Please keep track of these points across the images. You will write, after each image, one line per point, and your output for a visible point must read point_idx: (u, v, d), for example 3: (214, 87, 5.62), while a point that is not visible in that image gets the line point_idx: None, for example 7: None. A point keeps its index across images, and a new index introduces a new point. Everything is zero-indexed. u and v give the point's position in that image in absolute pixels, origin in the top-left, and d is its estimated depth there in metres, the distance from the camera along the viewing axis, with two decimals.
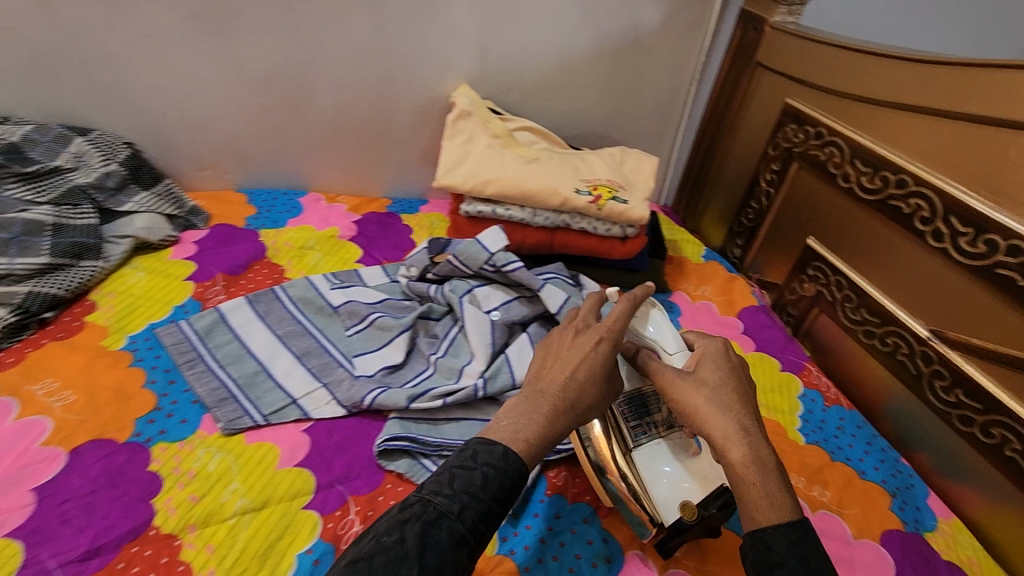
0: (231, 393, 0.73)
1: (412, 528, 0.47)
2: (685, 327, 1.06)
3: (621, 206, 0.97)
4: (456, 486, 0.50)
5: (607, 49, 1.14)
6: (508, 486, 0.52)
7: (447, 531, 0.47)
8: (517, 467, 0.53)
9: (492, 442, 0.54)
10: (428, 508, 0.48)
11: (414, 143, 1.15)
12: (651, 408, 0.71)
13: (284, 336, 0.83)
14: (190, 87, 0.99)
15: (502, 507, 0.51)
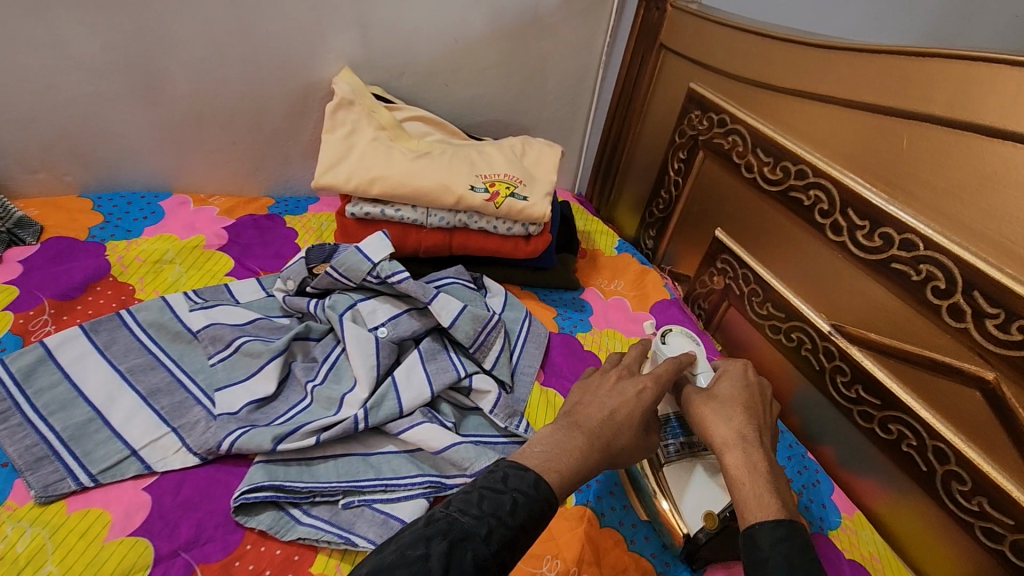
0: (52, 450, 0.62)
1: (438, 545, 0.44)
2: (598, 327, 1.00)
3: (521, 203, 0.90)
4: (484, 508, 0.47)
5: (504, 29, 1.06)
6: (537, 517, 0.49)
7: (472, 555, 0.44)
8: (547, 497, 0.51)
9: (524, 466, 0.53)
10: (453, 528, 0.45)
11: (296, 135, 1.03)
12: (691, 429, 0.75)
13: (128, 372, 0.71)
14: (3, 74, 0.83)
15: (527, 539, 0.48)
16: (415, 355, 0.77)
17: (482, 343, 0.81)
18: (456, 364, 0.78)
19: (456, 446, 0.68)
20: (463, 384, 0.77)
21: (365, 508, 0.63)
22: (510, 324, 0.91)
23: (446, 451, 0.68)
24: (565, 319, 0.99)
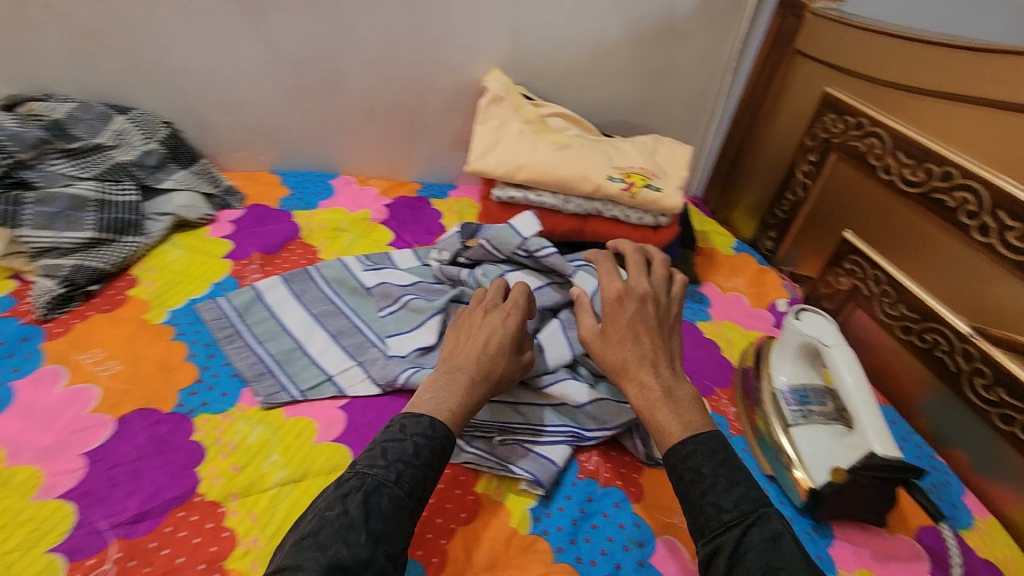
0: (269, 368, 0.75)
1: (356, 499, 0.52)
2: (716, 318, 1.05)
3: (654, 194, 0.97)
4: (390, 457, 0.57)
5: (641, 33, 1.12)
6: (438, 450, 0.59)
7: (388, 496, 0.54)
8: (443, 434, 0.60)
9: (418, 413, 0.62)
10: (367, 480, 0.54)
11: (445, 128, 1.15)
12: (818, 401, 0.82)
13: (319, 315, 0.83)
14: (224, 67, 0.99)
15: (434, 471, 0.59)
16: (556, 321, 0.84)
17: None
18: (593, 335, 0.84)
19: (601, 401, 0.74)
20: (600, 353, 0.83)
21: (515, 446, 0.72)
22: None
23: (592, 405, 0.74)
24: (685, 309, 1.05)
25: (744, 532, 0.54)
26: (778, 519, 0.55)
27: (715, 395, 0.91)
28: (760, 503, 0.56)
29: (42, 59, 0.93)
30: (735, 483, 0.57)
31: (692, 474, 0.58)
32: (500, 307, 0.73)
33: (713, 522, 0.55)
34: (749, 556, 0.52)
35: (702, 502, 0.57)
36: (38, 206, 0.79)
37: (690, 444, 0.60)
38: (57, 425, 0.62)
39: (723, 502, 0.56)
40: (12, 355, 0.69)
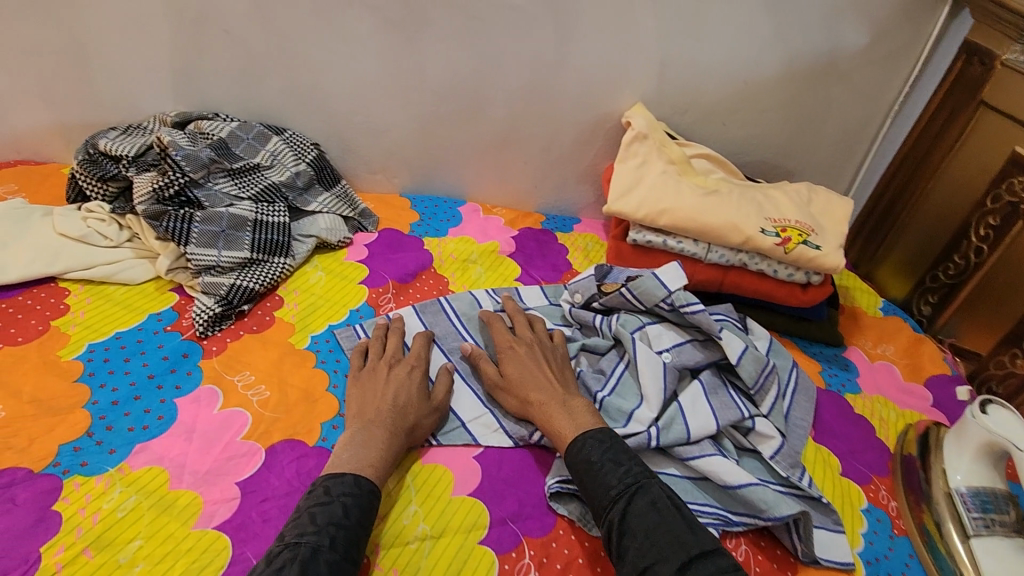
0: None
1: (292, 571, 0.50)
2: (866, 391, 0.94)
3: (813, 252, 0.89)
4: (320, 521, 0.54)
5: (799, 71, 1.03)
6: (367, 508, 0.58)
7: (327, 562, 0.51)
8: (369, 490, 0.59)
9: (340, 472, 0.60)
10: (301, 547, 0.52)
11: (577, 161, 1.11)
12: (999, 507, 0.73)
13: (449, 352, 0.81)
14: (372, 92, 1.00)
15: (367, 530, 0.56)
16: (697, 385, 0.79)
17: (764, 384, 0.80)
18: (739, 404, 0.78)
19: (753, 486, 0.68)
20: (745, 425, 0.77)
21: None
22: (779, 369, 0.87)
23: (742, 489, 0.69)
24: (831, 376, 0.94)
25: (628, 503, 0.59)
26: (659, 486, 0.60)
27: (873, 484, 0.79)
28: (642, 477, 0.61)
29: (212, 80, 0.98)
30: (621, 463, 0.62)
31: (584, 464, 0.63)
32: (404, 362, 0.74)
33: (603, 498, 0.60)
34: (633, 520, 0.57)
35: (593, 483, 0.61)
36: (204, 225, 0.83)
37: (579, 440, 0.65)
38: (214, 450, 0.63)
39: (611, 479, 0.61)
40: (173, 371, 0.71)
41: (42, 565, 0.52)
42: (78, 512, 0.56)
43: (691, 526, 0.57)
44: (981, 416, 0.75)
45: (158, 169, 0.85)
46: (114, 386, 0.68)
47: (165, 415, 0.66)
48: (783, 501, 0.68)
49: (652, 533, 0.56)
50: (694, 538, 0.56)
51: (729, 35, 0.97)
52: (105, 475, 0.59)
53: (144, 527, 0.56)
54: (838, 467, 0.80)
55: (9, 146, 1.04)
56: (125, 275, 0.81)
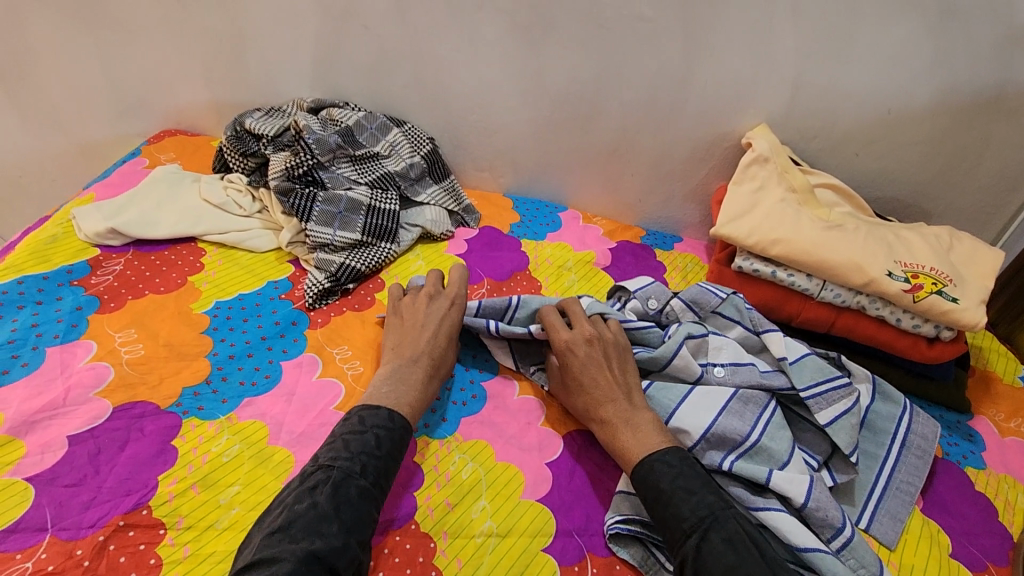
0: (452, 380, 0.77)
1: (323, 492, 0.54)
2: (991, 467, 0.83)
3: (948, 304, 0.80)
4: (354, 448, 0.58)
5: (954, 105, 0.92)
6: (399, 439, 0.61)
7: (356, 488, 0.55)
8: (402, 425, 0.62)
9: (377, 405, 0.63)
10: (334, 471, 0.56)
11: (686, 178, 1.07)
12: None
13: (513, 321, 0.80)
14: (490, 92, 1.03)
15: (396, 462, 0.60)
16: (725, 394, 0.75)
17: (824, 394, 0.75)
18: (751, 422, 0.73)
19: (821, 553, 0.62)
20: (755, 448, 0.71)
21: None
22: (885, 424, 0.78)
23: (809, 554, 0.63)
24: (950, 445, 0.84)
25: (703, 537, 0.56)
26: (733, 520, 0.57)
27: (989, 572, 0.70)
28: (715, 508, 0.58)
29: (349, 71, 1.05)
30: (693, 492, 0.60)
31: (653, 491, 0.61)
32: (443, 295, 0.78)
33: (677, 530, 0.57)
34: (707, 558, 0.55)
35: (665, 514, 0.59)
36: (325, 205, 0.89)
37: (647, 464, 0.63)
38: (309, 415, 0.68)
39: (683, 510, 0.58)
40: (282, 336, 0.77)
41: (157, 493, 0.58)
42: (191, 450, 0.62)
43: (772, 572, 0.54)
44: None
45: (291, 150, 0.93)
46: (232, 342, 0.75)
47: (271, 374, 0.72)
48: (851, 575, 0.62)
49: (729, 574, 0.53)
50: None
51: (877, 59, 0.90)
52: (216, 421, 0.65)
53: (243, 475, 0.61)
54: (948, 548, 0.71)
55: (171, 117, 1.17)
56: (252, 243, 0.89)
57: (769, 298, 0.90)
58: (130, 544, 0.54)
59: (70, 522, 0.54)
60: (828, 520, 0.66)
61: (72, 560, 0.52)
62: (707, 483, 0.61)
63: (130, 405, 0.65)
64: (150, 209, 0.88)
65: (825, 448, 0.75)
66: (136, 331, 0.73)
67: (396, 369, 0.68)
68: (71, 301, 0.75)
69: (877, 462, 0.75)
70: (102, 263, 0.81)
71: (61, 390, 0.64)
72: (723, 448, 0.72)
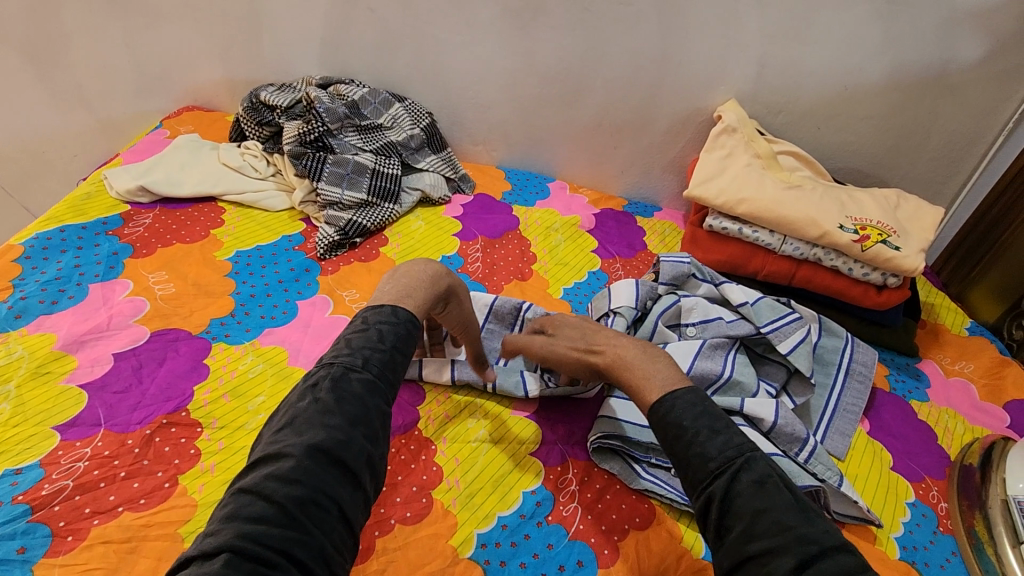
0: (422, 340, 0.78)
1: (325, 386, 0.53)
2: (934, 402, 0.92)
3: (892, 252, 0.90)
4: (356, 344, 0.57)
5: (905, 81, 1.02)
6: (404, 334, 0.60)
7: (358, 380, 0.54)
8: (406, 320, 0.61)
9: (380, 305, 0.63)
10: (335, 366, 0.55)
11: (665, 151, 1.17)
12: None
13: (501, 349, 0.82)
14: (485, 71, 1.12)
15: (403, 355, 0.59)
16: (696, 342, 0.81)
17: (781, 328, 0.83)
18: (723, 362, 0.80)
19: (779, 457, 0.71)
20: (729, 383, 0.78)
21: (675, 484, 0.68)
22: (830, 353, 0.88)
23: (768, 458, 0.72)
24: (897, 382, 0.94)
25: (733, 478, 0.50)
26: (766, 461, 0.51)
27: (924, 482, 0.79)
28: (746, 448, 0.52)
29: (355, 52, 1.14)
30: (718, 432, 0.53)
31: (675, 429, 0.54)
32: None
33: (701, 471, 0.52)
34: (736, 499, 0.49)
35: (687, 454, 0.53)
36: (333, 167, 0.99)
37: (668, 402, 0.56)
38: (324, 343, 0.77)
39: (709, 450, 0.52)
40: (297, 280, 0.86)
41: (194, 399, 0.66)
42: (221, 367, 0.71)
43: (806, 517, 0.48)
44: None
45: (303, 120, 1.02)
46: (252, 284, 0.83)
47: (288, 311, 0.80)
48: (806, 473, 0.72)
49: (760, 518, 0.47)
50: (812, 529, 0.47)
51: (834, 39, 0.99)
52: (242, 345, 0.74)
53: (267, 388, 0.70)
54: (889, 462, 0.81)
55: (188, 94, 1.26)
56: (267, 202, 0.97)
57: (737, 254, 0.99)
58: (173, 437, 0.62)
59: (121, 419, 0.63)
60: (795, 434, 0.74)
61: (124, 447, 0.61)
62: (730, 422, 0.55)
63: (165, 331, 0.74)
64: (174, 172, 0.97)
65: (783, 376, 0.84)
66: (167, 273, 0.81)
67: (402, 269, 0.68)
68: (107, 247, 0.83)
69: (827, 389, 0.86)
70: (133, 217, 0.90)
71: (105, 317, 0.73)
72: (702, 388, 0.78)
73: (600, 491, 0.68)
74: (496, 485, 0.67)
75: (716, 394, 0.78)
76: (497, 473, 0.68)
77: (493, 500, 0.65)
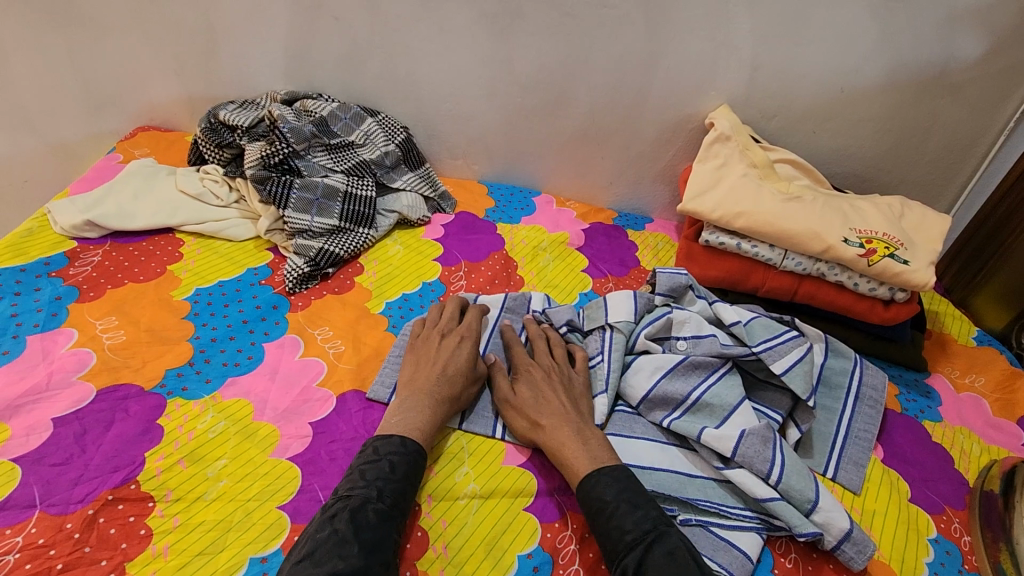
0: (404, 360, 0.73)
1: (342, 517, 0.54)
2: (947, 420, 0.87)
3: (900, 266, 0.85)
4: (369, 476, 0.58)
5: (905, 81, 0.97)
6: (414, 465, 0.61)
7: (374, 511, 0.55)
8: (415, 449, 0.61)
9: (389, 433, 0.63)
10: (352, 498, 0.56)
11: (655, 160, 1.11)
12: None
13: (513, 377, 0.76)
14: (461, 82, 1.06)
15: (413, 486, 0.59)
16: (674, 358, 0.76)
17: (776, 347, 0.77)
18: (695, 383, 0.75)
19: (778, 502, 0.66)
20: (697, 404, 0.74)
21: (704, 530, 0.66)
22: (837, 377, 0.83)
23: (771, 503, 0.66)
24: (909, 401, 0.88)
25: (647, 550, 0.55)
26: (676, 535, 0.56)
27: (945, 514, 0.74)
28: (660, 522, 0.57)
29: (321, 63, 1.07)
30: (636, 505, 0.58)
31: (597, 503, 0.59)
32: (455, 331, 0.74)
33: (618, 543, 0.56)
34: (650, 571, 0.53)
35: (607, 526, 0.57)
36: (301, 192, 0.91)
37: (592, 477, 0.61)
38: (293, 392, 0.69)
39: (626, 523, 0.57)
40: (263, 319, 0.78)
41: (144, 468, 0.59)
42: (176, 428, 0.63)
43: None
44: None
45: (267, 140, 0.94)
46: (213, 326, 0.76)
47: (254, 355, 0.73)
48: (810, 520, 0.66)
49: None
50: None
51: (830, 40, 0.94)
52: (201, 401, 0.67)
53: (229, 450, 0.62)
54: (907, 493, 0.75)
55: (144, 114, 1.18)
56: (230, 232, 0.90)
57: (735, 270, 0.93)
58: (120, 516, 0.55)
59: (59, 498, 0.56)
60: (754, 468, 0.68)
61: (62, 533, 0.53)
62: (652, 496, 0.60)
63: (114, 387, 0.66)
64: (126, 202, 0.89)
65: (788, 403, 0.78)
66: (117, 318, 0.74)
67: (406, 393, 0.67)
68: (50, 292, 0.76)
69: (835, 414, 0.80)
70: (80, 255, 0.82)
71: (44, 375, 0.66)
72: (667, 407, 0.75)
73: (602, 549, 0.62)
74: (488, 549, 0.60)
75: (683, 414, 0.74)
76: (488, 534, 0.62)
77: (485, 568, 0.59)
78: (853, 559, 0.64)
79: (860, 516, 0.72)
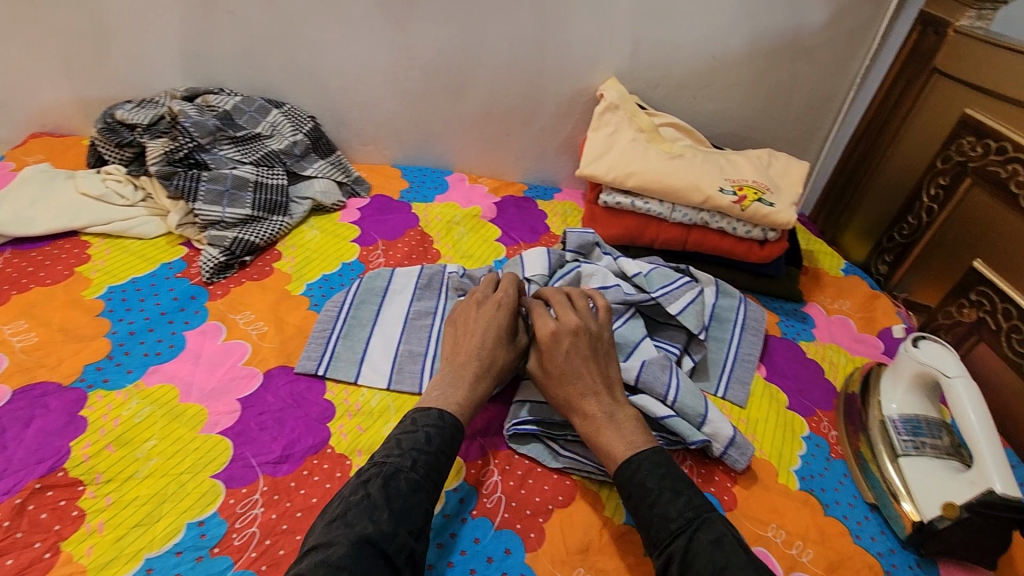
0: (327, 335, 0.78)
1: (375, 482, 0.56)
2: (819, 339, 1.00)
3: (767, 209, 0.96)
4: (405, 445, 0.59)
5: (766, 47, 1.08)
6: (450, 439, 0.62)
7: (405, 479, 0.56)
8: (453, 423, 0.63)
9: (427, 406, 0.64)
10: (387, 465, 0.57)
11: (556, 133, 1.18)
12: (936, 433, 0.77)
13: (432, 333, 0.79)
14: (364, 70, 1.09)
15: (448, 458, 0.61)
16: None
17: (671, 291, 0.86)
18: None
19: (673, 418, 0.75)
20: None
21: None
22: (725, 311, 0.94)
23: (668, 420, 0.75)
24: (787, 326, 1.01)
25: (691, 537, 0.55)
26: (721, 521, 0.57)
27: (816, 416, 0.86)
28: (702, 509, 0.57)
29: (220, 58, 1.07)
30: (679, 491, 0.59)
31: (640, 489, 0.60)
32: (492, 298, 0.75)
33: (662, 530, 0.57)
34: (695, 557, 0.54)
35: (650, 514, 0.58)
36: (210, 184, 0.92)
37: (634, 462, 0.62)
38: (218, 372, 0.72)
39: (670, 510, 0.57)
40: (182, 310, 0.80)
41: (71, 456, 0.61)
42: (101, 417, 0.65)
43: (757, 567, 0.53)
44: (913, 350, 0.78)
45: (169, 136, 0.94)
46: (131, 320, 0.77)
47: (175, 344, 0.75)
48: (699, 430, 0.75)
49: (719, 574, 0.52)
50: None
51: (698, 14, 1.04)
52: (124, 389, 0.68)
53: (157, 430, 0.65)
54: (784, 402, 0.87)
55: (34, 120, 1.15)
56: (139, 229, 0.90)
57: (633, 226, 1.02)
58: (50, 501, 0.57)
59: None
60: (652, 392, 0.77)
61: None
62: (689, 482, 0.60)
63: (31, 386, 0.67)
64: (23, 208, 0.87)
65: (684, 338, 0.87)
66: (26, 321, 0.74)
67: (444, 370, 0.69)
68: None
69: (723, 343, 0.91)
70: None
71: None
72: None
73: (522, 477, 0.69)
74: None
75: None
76: None
77: None
78: (737, 460, 0.74)
79: (746, 425, 0.83)
